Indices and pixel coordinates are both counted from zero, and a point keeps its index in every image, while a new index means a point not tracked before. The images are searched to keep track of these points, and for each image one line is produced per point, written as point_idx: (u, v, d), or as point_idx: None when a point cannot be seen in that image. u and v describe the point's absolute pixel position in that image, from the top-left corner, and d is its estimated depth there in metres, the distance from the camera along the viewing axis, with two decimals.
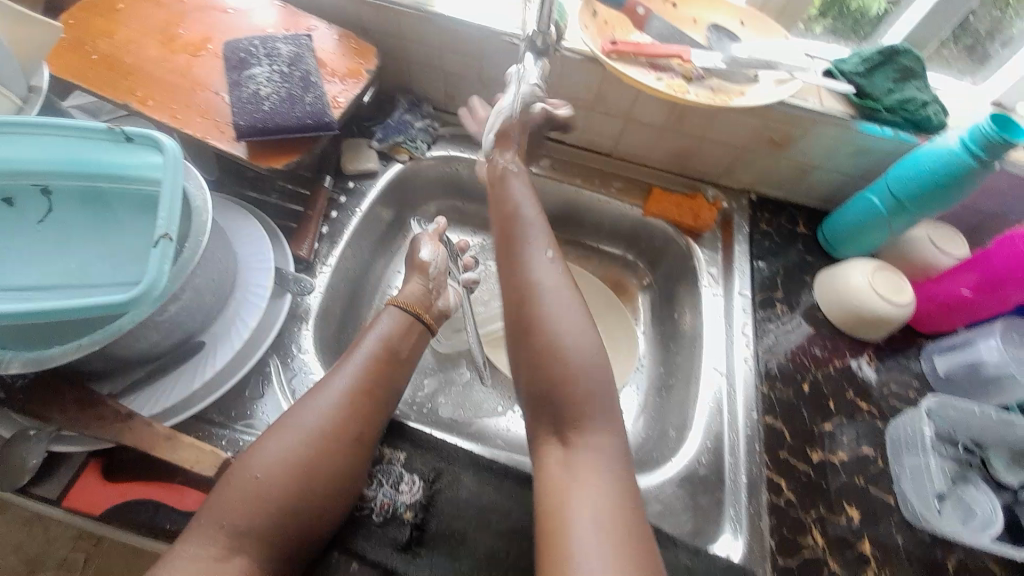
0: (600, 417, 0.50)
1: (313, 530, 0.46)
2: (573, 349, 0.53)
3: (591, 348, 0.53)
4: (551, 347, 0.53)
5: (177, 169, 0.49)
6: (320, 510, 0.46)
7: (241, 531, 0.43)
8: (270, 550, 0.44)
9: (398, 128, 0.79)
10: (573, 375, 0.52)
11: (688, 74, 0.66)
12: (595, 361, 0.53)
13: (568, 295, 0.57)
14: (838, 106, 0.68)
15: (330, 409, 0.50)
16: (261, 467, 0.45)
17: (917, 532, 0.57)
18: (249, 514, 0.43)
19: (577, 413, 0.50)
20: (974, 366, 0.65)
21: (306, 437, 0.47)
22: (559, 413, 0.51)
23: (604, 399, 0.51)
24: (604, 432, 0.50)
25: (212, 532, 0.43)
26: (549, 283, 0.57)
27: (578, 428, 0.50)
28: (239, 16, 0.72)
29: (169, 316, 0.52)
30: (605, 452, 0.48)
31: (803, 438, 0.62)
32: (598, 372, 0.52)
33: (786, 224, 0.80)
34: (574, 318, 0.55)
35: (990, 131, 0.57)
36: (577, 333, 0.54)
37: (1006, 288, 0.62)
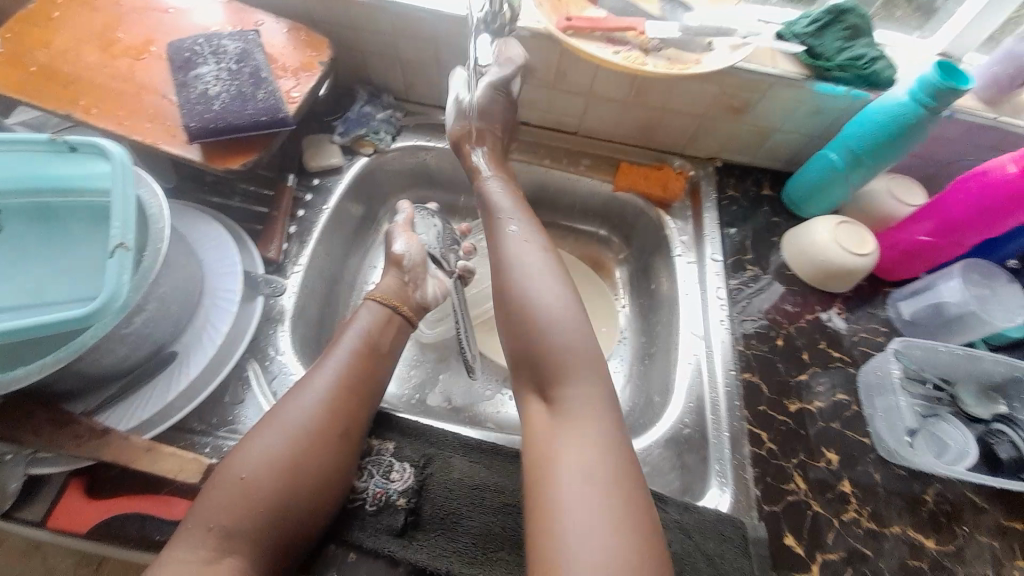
0: (580, 373, 0.52)
1: (307, 526, 0.46)
2: (545, 313, 0.55)
3: (563, 311, 0.55)
4: (529, 316, 0.55)
5: (127, 177, 0.47)
6: (312, 505, 0.46)
7: (231, 532, 0.42)
8: (263, 549, 0.43)
9: (359, 120, 0.77)
10: (551, 339, 0.54)
11: (645, 46, 0.67)
12: (571, 325, 0.55)
13: (543, 266, 0.59)
14: (792, 67, 0.69)
15: (315, 405, 0.49)
16: (247, 466, 0.45)
17: (892, 468, 0.60)
18: (239, 514, 0.43)
19: (557, 373, 0.52)
20: (935, 306, 0.68)
21: (293, 436, 0.47)
22: (542, 376, 0.53)
23: (581, 356, 0.53)
24: (586, 389, 0.51)
25: (201, 535, 0.42)
26: (527, 256, 0.59)
27: (559, 387, 0.52)
28: (182, 15, 0.69)
29: (135, 329, 0.50)
30: (587, 407, 0.50)
31: (781, 391, 0.64)
32: (571, 330, 0.54)
33: (752, 188, 0.82)
34: (546, 283, 0.57)
35: (937, 80, 0.58)
36: (549, 301, 0.56)
37: (960, 232, 0.65)
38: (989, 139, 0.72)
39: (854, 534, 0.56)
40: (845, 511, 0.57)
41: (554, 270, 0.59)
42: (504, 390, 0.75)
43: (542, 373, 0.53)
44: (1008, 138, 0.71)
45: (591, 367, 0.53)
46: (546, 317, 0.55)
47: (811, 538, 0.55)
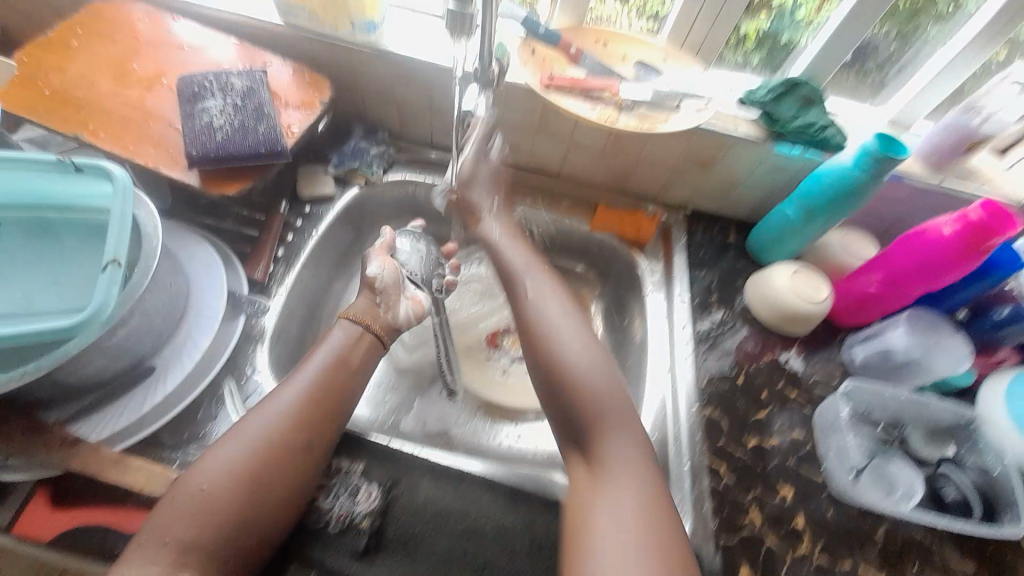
0: (617, 429, 0.55)
1: (264, 540, 0.47)
2: (580, 369, 0.58)
3: (594, 369, 0.59)
4: (566, 377, 0.58)
5: (128, 197, 0.51)
6: (271, 519, 0.47)
7: (186, 546, 0.44)
8: (218, 563, 0.44)
9: (354, 154, 0.82)
10: (586, 398, 0.57)
11: (619, 104, 0.73)
12: (606, 385, 0.58)
13: (572, 328, 0.63)
14: (751, 129, 0.76)
15: (271, 422, 0.50)
16: (204, 481, 0.46)
17: (844, 506, 0.62)
18: (195, 527, 0.44)
19: (596, 430, 0.55)
20: (884, 352, 0.72)
21: (248, 452, 0.48)
22: (582, 433, 0.56)
23: (613, 411, 0.56)
24: (622, 444, 0.54)
25: (154, 548, 0.43)
26: (555, 314, 0.64)
27: (597, 443, 0.55)
28: (195, 52, 0.75)
29: (118, 341, 0.52)
30: (625, 463, 0.53)
31: (740, 427, 0.67)
32: (603, 386, 0.58)
33: (718, 234, 0.88)
34: (577, 341, 0.61)
35: (875, 151, 0.65)
36: (581, 361, 0.59)
37: (906, 285, 0.70)
38: (930, 199, 0.79)
39: (806, 571, 0.58)
40: (799, 547, 0.59)
41: (582, 327, 0.63)
42: (478, 418, 0.77)
43: (581, 431, 0.56)
44: (945, 199, 0.78)
45: (624, 421, 0.56)
46: (582, 377, 0.58)
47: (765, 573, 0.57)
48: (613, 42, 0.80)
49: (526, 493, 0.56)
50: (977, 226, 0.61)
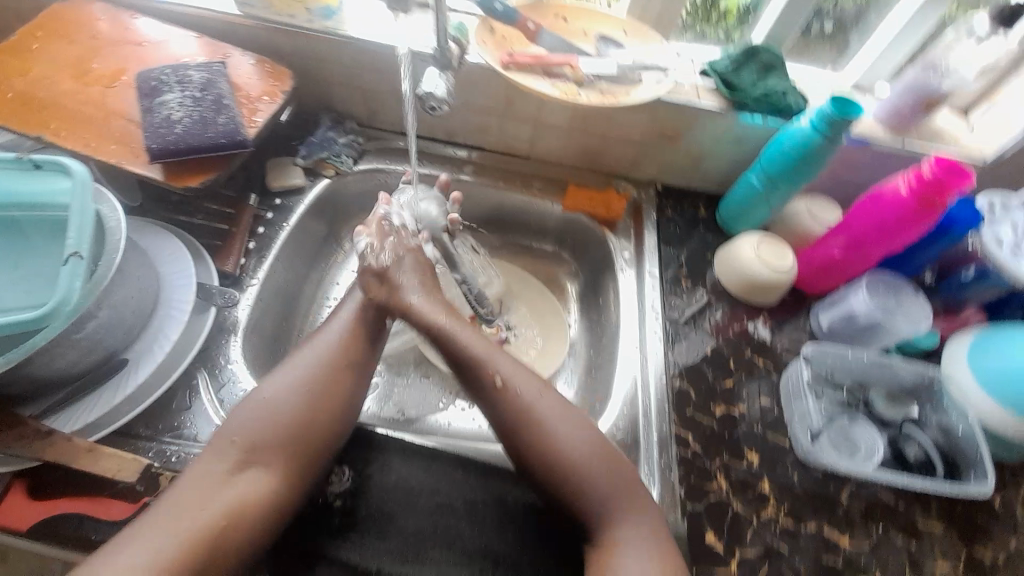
0: (628, 514, 0.51)
1: (318, 454, 0.53)
2: (580, 465, 0.53)
3: (595, 456, 0.53)
4: (568, 468, 0.53)
5: (87, 192, 0.51)
6: (326, 436, 0.53)
7: (253, 447, 0.51)
8: (282, 464, 0.51)
9: (323, 144, 0.82)
10: (592, 488, 0.52)
11: (580, 79, 0.73)
12: (611, 469, 0.53)
13: (563, 414, 0.55)
14: (713, 99, 0.77)
15: (327, 356, 0.57)
16: (270, 398, 0.53)
17: (810, 468, 0.64)
18: (262, 432, 0.51)
19: (606, 518, 0.51)
20: (848, 316, 0.73)
21: (306, 377, 0.55)
22: (591, 521, 0.52)
23: (620, 494, 0.52)
24: (635, 528, 0.51)
25: (225, 447, 0.50)
26: (537, 398, 0.56)
27: (608, 530, 0.51)
28: (156, 47, 0.75)
29: (87, 334, 0.53)
30: (640, 548, 0.49)
31: (708, 396, 0.68)
32: (608, 474, 0.53)
33: (689, 210, 0.88)
34: (570, 428, 0.54)
35: (830, 112, 0.66)
36: (580, 448, 0.53)
37: (866, 247, 0.71)
38: (896, 164, 0.80)
39: (771, 532, 0.60)
40: (764, 509, 0.61)
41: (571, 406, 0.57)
42: (458, 401, 0.78)
43: (590, 520, 0.52)
44: (911, 163, 0.79)
45: (633, 500, 0.52)
46: (585, 466, 0.53)
47: (730, 534, 0.59)
48: (574, 19, 0.80)
49: (498, 468, 0.58)
50: (930, 183, 0.62)
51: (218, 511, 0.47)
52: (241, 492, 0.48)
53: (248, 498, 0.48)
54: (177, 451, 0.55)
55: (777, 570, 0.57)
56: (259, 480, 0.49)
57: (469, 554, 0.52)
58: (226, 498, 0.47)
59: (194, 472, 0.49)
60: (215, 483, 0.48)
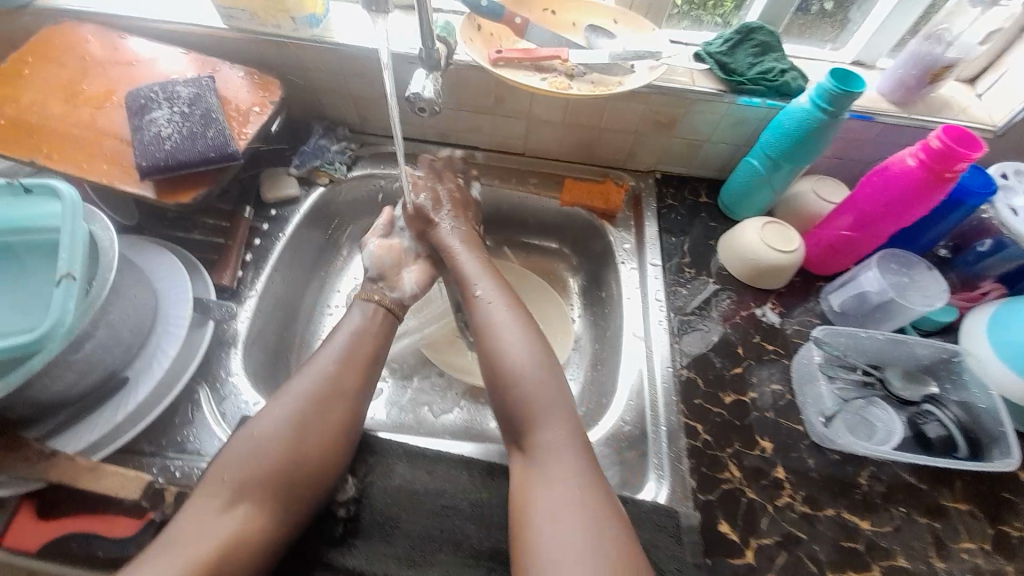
0: (551, 418, 0.54)
1: (308, 485, 0.51)
2: (519, 367, 0.57)
3: (531, 364, 0.57)
4: (505, 372, 0.57)
5: (77, 214, 0.51)
6: (316, 465, 0.52)
7: (243, 480, 0.49)
8: (273, 498, 0.49)
9: (315, 152, 0.81)
10: (521, 392, 0.55)
11: (570, 72, 0.72)
12: (542, 377, 0.56)
13: (512, 322, 0.61)
14: (708, 83, 0.75)
15: (317, 381, 0.56)
16: (260, 432, 0.52)
17: (826, 452, 0.62)
18: (251, 465, 0.50)
19: (530, 421, 0.54)
20: (860, 296, 0.71)
21: (299, 404, 0.54)
22: (520, 424, 0.55)
23: (552, 397, 0.55)
24: (557, 432, 0.53)
25: (216, 485, 0.49)
26: (495, 313, 0.62)
27: (533, 432, 0.53)
28: (145, 65, 0.75)
29: (84, 354, 0.53)
30: (559, 449, 0.51)
31: (716, 385, 0.67)
32: (541, 377, 0.56)
33: (689, 197, 0.87)
34: (516, 338, 0.59)
35: (831, 87, 0.64)
36: (517, 356, 0.57)
37: (875, 224, 0.69)
38: (903, 137, 0.77)
39: (788, 519, 0.57)
40: (780, 497, 0.59)
41: (523, 321, 0.61)
42: (463, 403, 0.77)
43: (518, 423, 0.55)
44: (919, 136, 0.77)
45: (559, 407, 0.54)
46: (519, 372, 0.56)
47: (746, 524, 0.57)
48: (563, 10, 0.78)
49: (503, 467, 0.57)
50: (939, 154, 0.60)
51: (209, 548, 0.45)
52: (234, 527, 0.47)
53: (241, 535, 0.47)
54: (180, 466, 0.56)
55: (797, 559, 0.55)
56: (250, 513, 0.48)
57: (477, 554, 0.51)
58: (219, 535, 0.46)
59: (194, 505, 0.48)
60: (208, 519, 0.47)
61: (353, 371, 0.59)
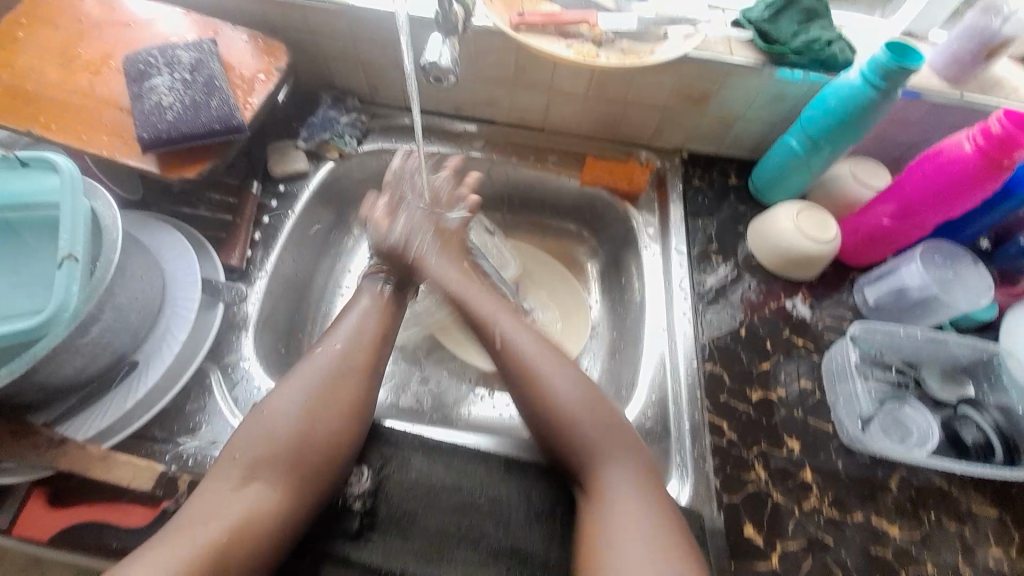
0: (615, 457, 0.51)
1: (321, 470, 0.50)
2: (561, 395, 0.54)
3: (576, 389, 0.54)
4: (554, 413, 0.53)
5: (77, 190, 0.48)
6: (329, 449, 0.51)
7: (256, 460, 0.49)
8: (286, 480, 0.48)
9: (324, 125, 0.77)
10: (579, 432, 0.52)
11: (599, 38, 0.66)
12: (598, 412, 0.54)
13: (556, 362, 0.57)
14: (747, 53, 0.69)
15: (329, 366, 0.55)
16: (275, 413, 0.51)
17: (856, 455, 0.60)
18: (265, 446, 0.49)
19: (591, 462, 0.52)
20: (899, 290, 0.67)
21: (314, 388, 0.53)
22: (578, 464, 0.52)
23: (603, 426, 0.53)
24: (625, 472, 0.51)
25: (230, 465, 0.49)
26: (519, 337, 0.58)
27: (596, 472, 0.51)
28: (142, 28, 0.70)
29: (92, 338, 0.51)
30: (629, 491, 0.49)
31: (742, 380, 0.64)
32: (585, 404, 0.54)
33: (718, 178, 0.82)
34: (550, 364, 0.56)
35: (886, 61, 0.58)
36: (569, 396, 0.54)
37: (921, 214, 0.64)
38: (954, 119, 0.71)
39: (815, 523, 0.56)
40: (807, 500, 0.57)
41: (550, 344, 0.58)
42: (477, 390, 0.76)
43: (576, 464, 0.52)
44: (972, 117, 0.71)
45: (624, 446, 0.52)
46: (572, 412, 0.53)
47: (771, 527, 0.55)
48: None
49: (521, 464, 0.56)
50: (1000, 138, 0.55)
51: (221, 525, 0.45)
52: (247, 506, 0.46)
53: (253, 514, 0.46)
54: (194, 452, 0.55)
55: (823, 564, 0.54)
56: (263, 493, 0.47)
57: (495, 552, 0.50)
58: (232, 514, 0.46)
59: (204, 494, 0.47)
60: (222, 496, 0.47)
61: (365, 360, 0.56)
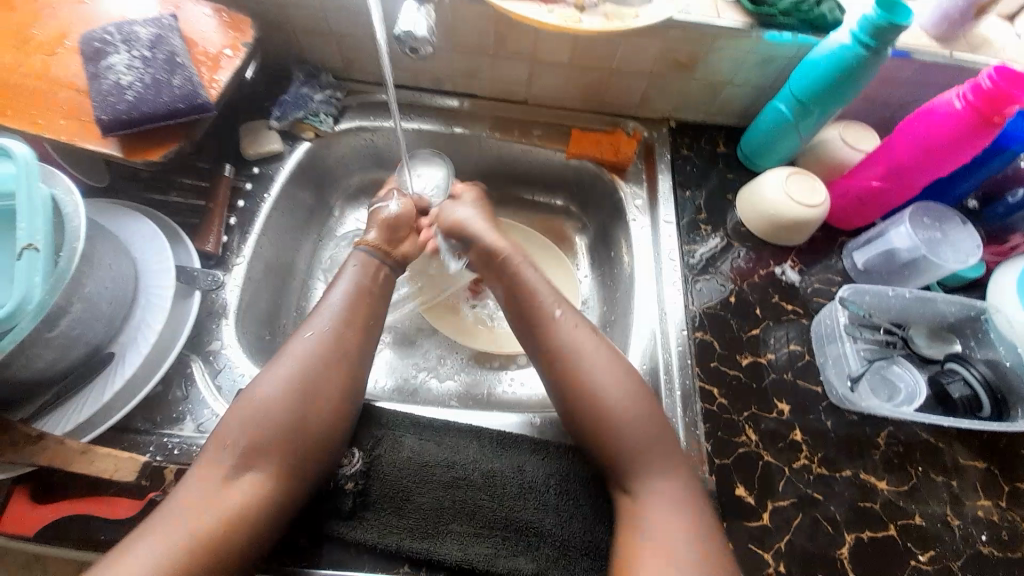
0: (660, 465, 0.50)
1: (311, 454, 0.49)
2: (618, 406, 0.51)
3: (634, 401, 0.52)
4: (601, 410, 0.52)
5: (33, 177, 0.46)
6: (317, 430, 0.50)
7: (252, 445, 0.47)
8: (279, 466, 0.47)
9: (297, 103, 0.74)
10: (625, 437, 0.51)
11: (581, 3, 0.63)
12: (651, 423, 0.51)
13: (607, 365, 0.54)
14: (735, 15, 0.66)
15: (303, 350, 0.53)
16: (254, 396, 0.49)
17: (844, 414, 0.61)
18: (261, 426, 0.48)
19: (636, 467, 0.50)
20: (888, 253, 0.67)
21: (295, 374, 0.51)
22: (620, 469, 0.51)
23: (657, 439, 0.51)
24: (670, 479, 0.49)
25: (211, 458, 0.47)
26: (581, 342, 0.55)
27: (639, 475, 0.50)
28: (96, 4, 0.65)
29: (62, 332, 0.49)
30: (673, 497, 0.48)
31: (733, 346, 0.64)
32: (642, 421, 0.51)
33: (706, 146, 0.80)
34: (613, 374, 0.53)
35: (876, 18, 0.56)
36: (623, 401, 0.52)
37: (910, 175, 0.64)
38: (942, 76, 0.70)
39: (806, 482, 0.57)
40: (797, 459, 0.58)
41: (614, 353, 0.55)
42: (468, 370, 0.75)
43: (620, 471, 0.51)
44: (961, 74, 0.69)
45: (670, 454, 0.50)
46: (623, 420, 0.51)
47: (762, 487, 0.56)
48: None
49: (514, 438, 0.56)
50: (992, 95, 0.54)
51: (209, 522, 0.44)
52: (238, 497, 0.45)
53: (247, 505, 0.45)
54: (179, 442, 0.54)
55: (813, 520, 0.55)
56: (257, 483, 0.46)
57: (490, 525, 0.51)
58: (227, 504, 0.45)
59: (188, 485, 0.46)
60: (210, 491, 0.45)
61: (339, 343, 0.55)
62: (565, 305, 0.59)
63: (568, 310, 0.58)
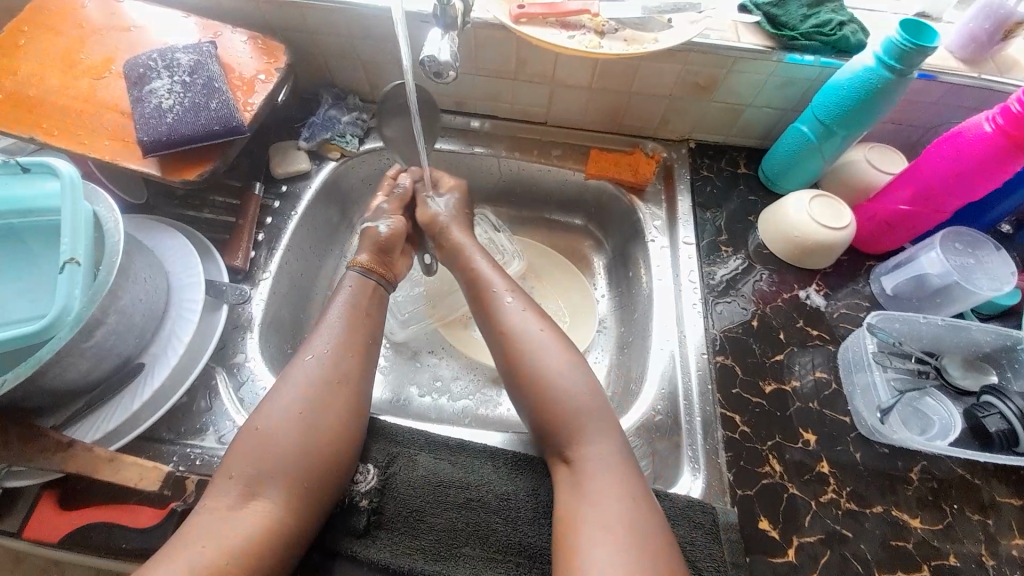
0: (598, 435, 0.51)
1: (323, 474, 0.49)
2: (556, 378, 0.54)
3: (571, 375, 0.54)
4: (542, 384, 0.54)
5: (78, 195, 0.48)
6: (332, 445, 0.50)
7: (257, 472, 0.48)
8: (287, 494, 0.47)
9: (325, 124, 0.76)
10: (562, 406, 0.53)
11: (600, 28, 0.63)
12: (589, 396, 0.53)
13: (551, 344, 0.56)
14: (755, 39, 0.66)
15: (317, 368, 0.54)
16: (269, 409, 0.51)
17: (874, 446, 0.58)
18: (280, 443, 0.49)
19: (572, 436, 0.51)
20: (918, 279, 0.65)
21: (308, 390, 0.52)
22: (559, 441, 0.52)
23: (594, 410, 0.52)
24: (606, 448, 0.50)
25: (230, 475, 0.48)
26: (522, 323, 0.58)
27: (576, 447, 0.51)
28: (142, 32, 0.70)
29: (96, 342, 0.51)
30: (610, 464, 0.49)
31: (755, 372, 0.63)
32: (579, 392, 0.53)
33: (727, 168, 0.80)
34: (552, 349, 0.56)
35: (901, 41, 0.56)
36: (564, 376, 0.54)
37: (938, 198, 0.62)
38: (971, 99, 0.68)
39: (832, 517, 0.54)
40: (824, 492, 0.55)
41: (556, 332, 0.58)
42: (484, 387, 0.75)
43: (559, 442, 0.52)
44: (991, 97, 0.67)
45: (606, 425, 0.52)
46: (562, 393, 0.53)
47: (786, 521, 0.54)
48: None
49: (528, 459, 0.55)
50: (1021, 118, 0.53)
51: (218, 546, 0.43)
52: (249, 524, 0.45)
53: (253, 533, 0.45)
54: (200, 453, 0.55)
55: (841, 558, 0.52)
56: (269, 507, 0.47)
57: (502, 549, 0.50)
58: (231, 534, 0.44)
59: (198, 516, 0.46)
60: (220, 518, 0.45)
61: (356, 359, 0.56)
62: (512, 290, 0.61)
63: (517, 296, 0.61)
